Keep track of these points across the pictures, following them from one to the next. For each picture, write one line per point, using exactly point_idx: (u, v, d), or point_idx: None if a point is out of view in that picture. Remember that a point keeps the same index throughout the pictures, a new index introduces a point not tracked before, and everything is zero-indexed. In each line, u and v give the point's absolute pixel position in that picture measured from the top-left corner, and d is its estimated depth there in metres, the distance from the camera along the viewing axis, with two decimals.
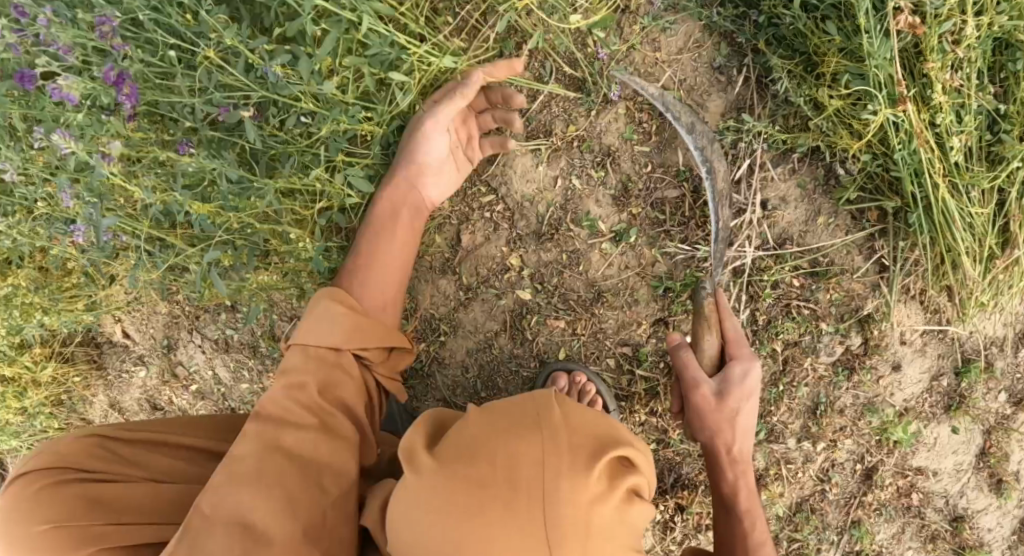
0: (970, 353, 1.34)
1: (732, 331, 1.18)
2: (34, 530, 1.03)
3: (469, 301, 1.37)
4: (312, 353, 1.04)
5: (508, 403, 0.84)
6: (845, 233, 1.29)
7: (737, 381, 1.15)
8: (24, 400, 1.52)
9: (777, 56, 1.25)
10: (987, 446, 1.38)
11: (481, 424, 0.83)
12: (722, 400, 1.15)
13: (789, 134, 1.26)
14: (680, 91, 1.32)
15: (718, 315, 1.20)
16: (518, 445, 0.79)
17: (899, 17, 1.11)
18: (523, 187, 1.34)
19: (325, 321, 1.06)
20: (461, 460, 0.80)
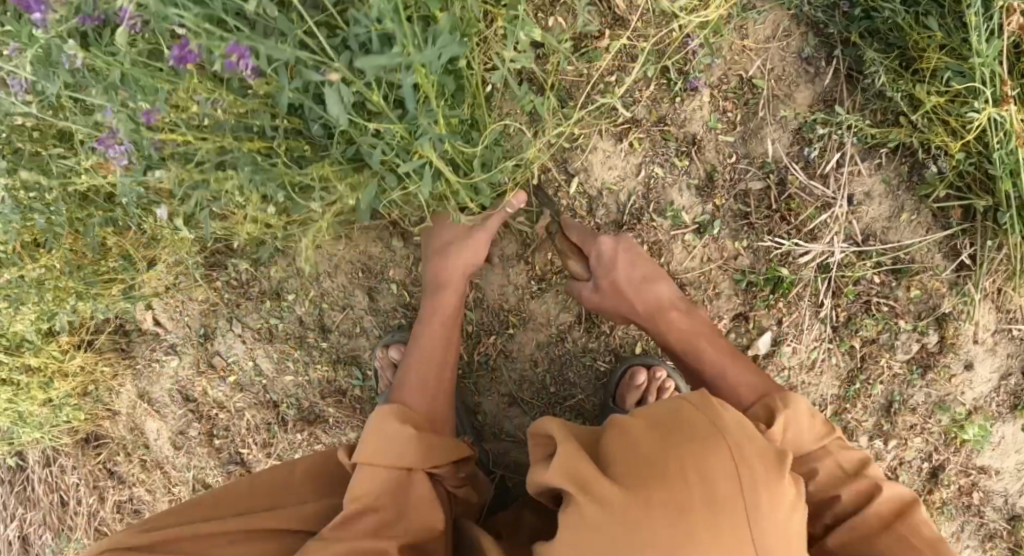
0: None
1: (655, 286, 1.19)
2: None
3: (541, 291, 1.32)
4: (381, 470, 1.05)
5: (675, 412, 0.85)
6: (926, 230, 1.28)
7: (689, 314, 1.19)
8: (50, 391, 1.47)
9: (872, 50, 1.22)
10: None
11: (649, 435, 0.82)
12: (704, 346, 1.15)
13: (880, 128, 1.24)
14: (768, 80, 1.28)
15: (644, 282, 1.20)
16: (698, 444, 0.81)
17: (1011, 18, 1.12)
18: (605, 174, 1.30)
19: (394, 443, 1.07)
20: (645, 475, 0.79)
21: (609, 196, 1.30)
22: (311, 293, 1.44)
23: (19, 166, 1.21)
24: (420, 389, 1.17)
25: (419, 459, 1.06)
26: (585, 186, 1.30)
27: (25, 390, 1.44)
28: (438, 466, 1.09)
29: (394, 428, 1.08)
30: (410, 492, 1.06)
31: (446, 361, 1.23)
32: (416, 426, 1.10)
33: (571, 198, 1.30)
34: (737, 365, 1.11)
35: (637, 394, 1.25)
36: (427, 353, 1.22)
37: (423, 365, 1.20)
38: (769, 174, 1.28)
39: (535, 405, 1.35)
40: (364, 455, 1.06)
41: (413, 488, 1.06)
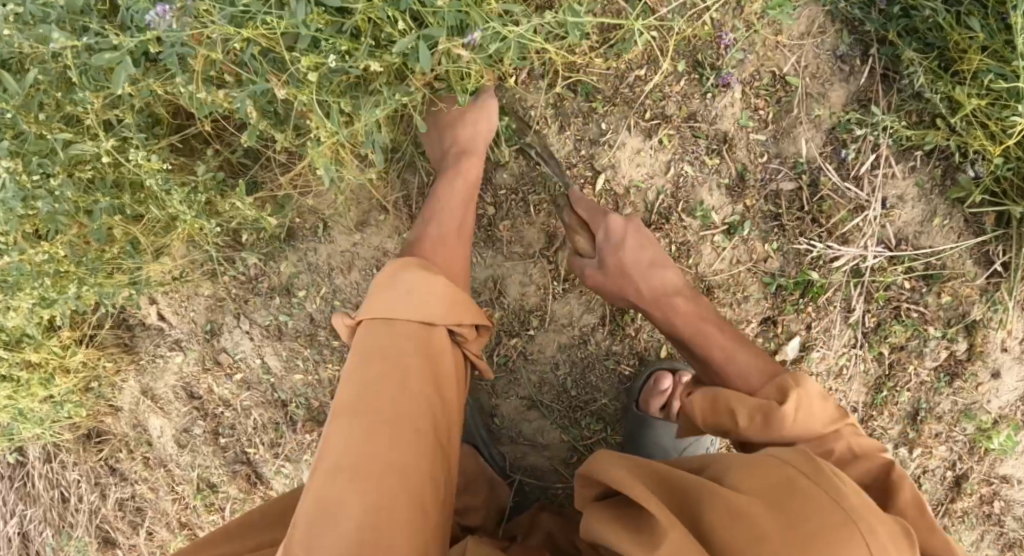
0: None
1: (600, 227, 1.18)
2: None
3: (565, 292, 1.28)
4: (399, 328, 0.95)
5: (778, 476, 0.77)
6: (959, 236, 1.26)
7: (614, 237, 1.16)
8: (51, 388, 1.40)
9: (911, 49, 1.19)
10: None
11: (764, 513, 0.74)
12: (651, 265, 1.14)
13: (916, 130, 1.21)
14: (803, 78, 1.25)
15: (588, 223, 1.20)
16: (824, 524, 0.72)
17: None
18: (633, 171, 1.26)
19: (409, 294, 0.96)
20: (758, 551, 0.71)
21: (636, 194, 1.26)
22: (324, 289, 1.39)
23: (22, 149, 1.14)
24: (440, 243, 1.11)
25: (420, 356, 0.93)
26: (612, 183, 1.26)
27: (25, 386, 1.38)
28: (459, 326, 0.98)
29: (408, 278, 0.97)
30: (428, 348, 0.94)
31: (443, 227, 1.14)
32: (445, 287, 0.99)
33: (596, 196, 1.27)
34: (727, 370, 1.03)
35: (663, 399, 1.22)
36: (430, 226, 1.14)
37: (444, 244, 1.11)
38: (802, 175, 1.25)
39: (555, 408, 1.31)
40: (378, 314, 0.95)
41: (429, 353, 0.94)
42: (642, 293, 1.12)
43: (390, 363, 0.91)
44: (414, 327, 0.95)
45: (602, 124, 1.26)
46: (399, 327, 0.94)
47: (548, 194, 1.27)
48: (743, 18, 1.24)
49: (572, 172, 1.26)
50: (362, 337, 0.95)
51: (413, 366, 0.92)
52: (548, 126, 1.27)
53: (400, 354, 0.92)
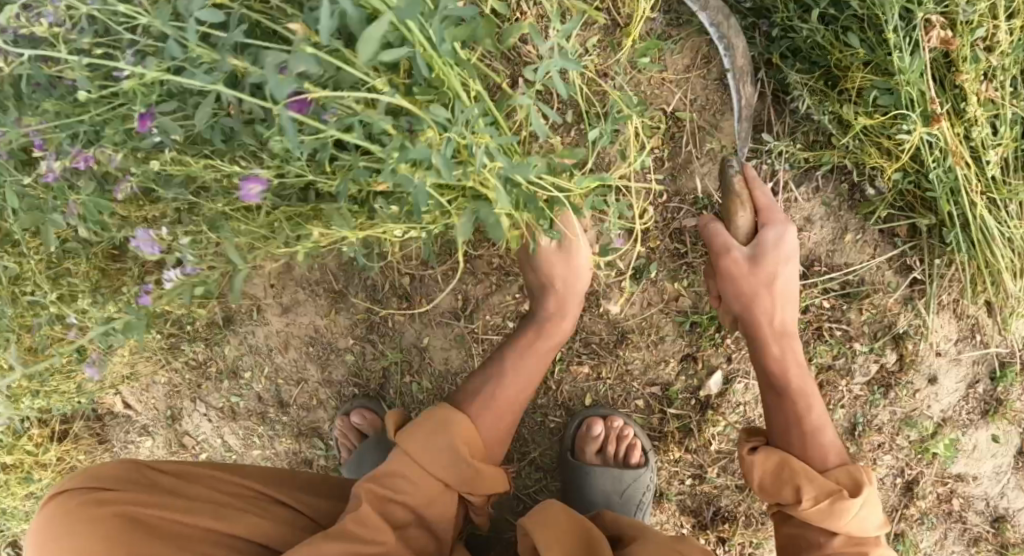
0: (1007, 357, 1.25)
1: (765, 200, 1.12)
2: (107, 510, 0.96)
3: (484, 352, 1.30)
4: (423, 472, 1.02)
5: None
6: (875, 250, 1.22)
7: (772, 246, 1.10)
8: (29, 485, 1.49)
9: (795, 71, 1.15)
10: None
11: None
12: (756, 266, 1.10)
13: (812, 152, 1.18)
14: (691, 113, 1.23)
15: (748, 187, 1.13)
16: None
17: (931, 32, 1.03)
18: (534, 228, 1.27)
19: (443, 453, 1.03)
20: None
21: None
22: (265, 368, 1.45)
23: None
24: (497, 394, 1.16)
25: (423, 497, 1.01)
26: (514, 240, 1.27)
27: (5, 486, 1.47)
28: (472, 495, 1.05)
29: (446, 438, 1.04)
30: (433, 503, 1.02)
31: (507, 363, 1.18)
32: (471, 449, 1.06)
33: (502, 255, 1.28)
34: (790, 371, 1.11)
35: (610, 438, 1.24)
36: (496, 390, 1.16)
37: (501, 411, 1.15)
38: (703, 211, 1.23)
39: None
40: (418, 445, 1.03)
41: (439, 501, 1.02)
42: (772, 314, 1.11)
43: (396, 510, 1.00)
44: (433, 483, 1.02)
45: None
46: (422, 476, 1.02)
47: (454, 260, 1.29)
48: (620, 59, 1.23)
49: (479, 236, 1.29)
50: (394, 466, 1.02)
51: (413, 507, 1.00)
52: None
53: (394, 508, 1.00)
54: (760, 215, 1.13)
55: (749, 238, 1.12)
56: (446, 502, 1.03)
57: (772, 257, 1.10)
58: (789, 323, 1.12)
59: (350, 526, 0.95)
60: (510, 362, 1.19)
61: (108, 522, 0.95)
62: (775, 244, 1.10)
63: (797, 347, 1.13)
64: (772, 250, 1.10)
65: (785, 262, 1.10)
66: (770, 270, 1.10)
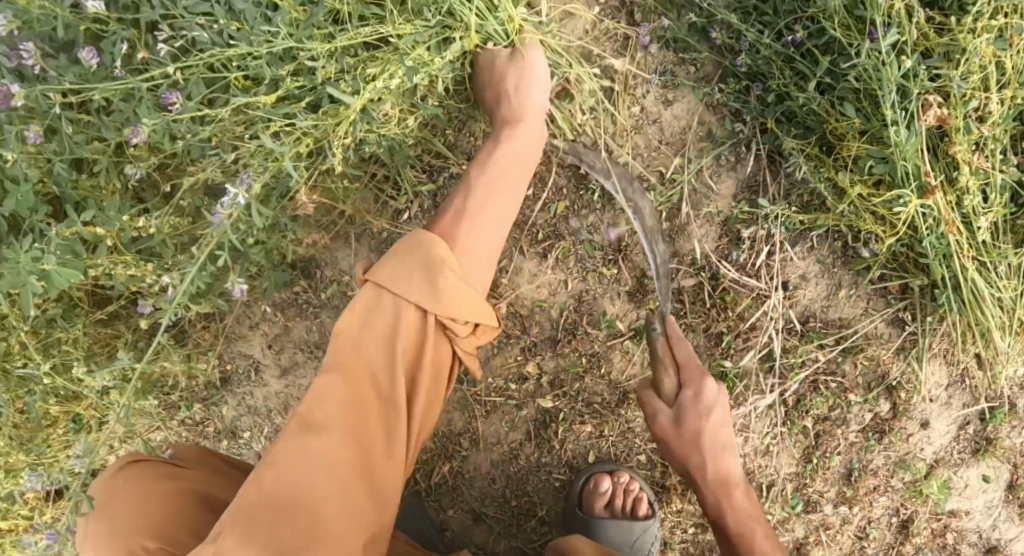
0: (994, 399, 1.24)
1: (684, 358, 1.16)
2: (160, 487, 1.05)
3: (487, 412, 1.31)
4: (369, 329, 0.97)
5: None
6: (868, 303, 1.24)
7: (699, 408, 1.12)
8: (22, 550, 1.44)
9: (791, 137, 1.18)
10: (1016, 479, 1.27)
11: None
12: (679, 426, 1.13)
13: (808, 216, 1.20)
14: (687, 175, 1.24)
15: (671, 350, 1.18)
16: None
17: (928, 111, 1.06)
18: (533, 291, 1.28)
19: (402, 281, 0.98)
20: None
21: (541, 313, 1.28)
22: (264, 428, 1.45)
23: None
24: (471, 222, 1.08)
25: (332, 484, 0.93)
26: (514, 304, 1.28)
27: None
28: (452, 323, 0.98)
29: (410, 263, 0.98)
30: (323, 465, 0.93)
31: (505, 205, 1.11)
32: (370, 384, 0.97)
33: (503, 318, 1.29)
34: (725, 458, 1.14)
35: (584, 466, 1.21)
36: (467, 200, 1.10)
37: (478, 218, 1.08)
38: (701, 271, 1.25)
39: (499, 520, 1.34)
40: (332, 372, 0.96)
41: (387, 439, 0.96)
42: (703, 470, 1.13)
43: (335, 436, 0.94)
44: (385, 344, 0.97)
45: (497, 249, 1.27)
46: (362, 348, 0.97)
47: None
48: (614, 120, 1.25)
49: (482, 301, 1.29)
50: (331, 390, 0.95)
51: (337, 454, 0.94)
52: None
53: (362, 450, 0.95)
54: (682, 371, 1.15)
55: (674, 400, 1.14)
56: (395, 372, 0.97)
57: (693, 417, 1.12)
58: (727, 472, 1.14)
59: (275, 473, 0.93)
60: (500, 171, 1.13)
61: (187, 498, 1.06)
62: (715, 425, 1.13)
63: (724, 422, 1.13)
64: (718, 414, 1.13)
65: (709, 412, 1.12)
66: (694, 428, 1.12)
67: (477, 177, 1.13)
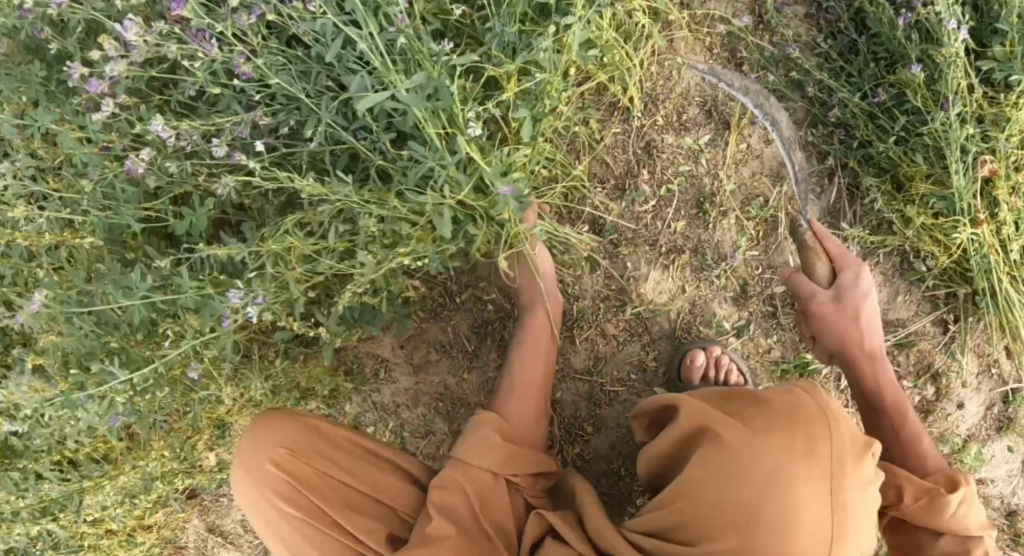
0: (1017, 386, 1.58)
1: (836, 249, 1.36)
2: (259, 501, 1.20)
3: (610, 401, 1.51)
4: (474, 469, 1.19)
5: None
6: (919, 307, 1.53)
7: (851, 287, 1.33)
8: (133, 544, 1.64)
9: (868, 175, 1.47)
10: None
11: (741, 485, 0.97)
12: (840, 302, 1.32)
13: (878, 237, 1.48)
14: (783, 203, 1.51)
15: (818, 239, 1.37)
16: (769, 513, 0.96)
17: (984, 164, 1.39)
18: (656, 296, 1.49)
19: (479, 446, 1.21)
20: None
21: (662, 314, 1.49)
22: (391, 423, 1.59)
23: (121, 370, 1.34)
24: (523, 398, 1.32)
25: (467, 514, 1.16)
26: (638, 306, 1.49)
27: (108, 549, 1.59)
28: (516, 475, 1.21)
29: (485, 435, 1.22)
30: (488, 492, 1.18)
31: (524, 351, 1.38)
32: (503, 442, 1.22)
33: (628, 320, 1.50)
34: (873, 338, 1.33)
35: (698, 373, 1.44)
36: (515, 378, 1.34)
37: (524, 392, 1.33)
38: None
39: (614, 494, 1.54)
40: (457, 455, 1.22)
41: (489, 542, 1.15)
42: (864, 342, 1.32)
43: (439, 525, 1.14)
44: (483, 475, 1.19)
45: (626, 261, 1.49)
46: (478, 470, 1.19)
47: (587, 325, 1.49)
48: (722, 151, 1.50)
49: (610, 305, 1.49)
50: (453, 501, 1.17)
51: (480, 475, 1.19)
52: (581, 267, 1.49)
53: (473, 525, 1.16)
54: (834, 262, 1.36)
55: (828, 282, 1.35)
56: (496, 494, 1.19)
57: (852, 297, 1.32)
58: (880, 346, 1.34)
59: (419, 541, 1.14)
60: (538, 326, 1.39)
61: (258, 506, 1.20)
62: (868, 315, 1.33)
63: (872, 306, 1.33)
64: (865, 309, 1.32)
65: (865, 297, 1.32)
66: (854, 307, 1.32)
67: (520, 350, 1.38)
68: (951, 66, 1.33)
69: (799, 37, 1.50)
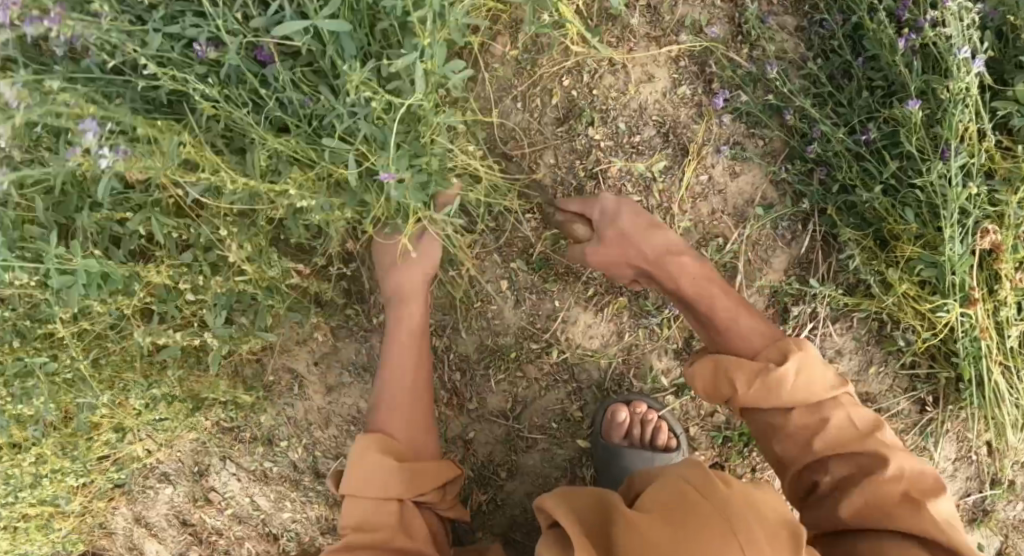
0: (998, 476, 1.38)
1: (575, 205, 1.23)
2: None
3: (528, 448, 1.37)
4: (366, 501, 1.12)
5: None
6: (894, 382, 1.33)
7: (605, 218, 1.18)
8: (49, 531, 1.48)
9: (848, 227, 1.24)
10: (1006, 547, 1.41)
11: (662, 522, 0.87)
12: (602, 235, 1.17)
13: (853, 300, 1.27)
14: (744, 248, 1.30)
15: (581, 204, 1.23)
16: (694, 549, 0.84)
17: (985, 236, 1.14)
18: (586, 341, 1.33)
19: (372, 476, 1.12)
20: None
21: (591, 361, 1.33)
22: (304, 439, 1.49)
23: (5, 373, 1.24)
24: (398, 377, 1.21)
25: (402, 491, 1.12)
26: (566, 351, 1.33)
27: (24, 532, 1.45)
28: (422, 495, 1.14)
29: (376, 460, 1.12)
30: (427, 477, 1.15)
31: (396, 357, 1.23)
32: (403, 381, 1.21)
33: (554, 364, 1.34)
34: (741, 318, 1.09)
35: (621, 431, 1.30)
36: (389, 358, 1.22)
37: (398, 376, 1.21)
38: None
39: (527, 544, 1.42)
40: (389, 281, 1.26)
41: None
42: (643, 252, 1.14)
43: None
44: (385, 502, 1.12)
45: (556, 300, 1.33)
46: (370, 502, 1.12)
47: (508, 364, 1.35)
48: (677, 181, 1.30)
49: (535, 345, 1.34)
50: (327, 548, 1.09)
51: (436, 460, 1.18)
52: (505, 301, 1.34)
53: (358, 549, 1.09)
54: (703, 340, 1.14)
55: (589, 232, 1.22)
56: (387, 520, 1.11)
57: (614, 241, 1.15)
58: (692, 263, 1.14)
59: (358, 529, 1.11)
60: (403, 328, 1.24)
61: None
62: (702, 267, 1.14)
63: (664, 237, 1.15)
64: (635, 212, 1.17)
65: (677, 252, 1.14)
66: (616, 220, 1.17)
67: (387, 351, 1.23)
68: (953, 105, 1.09)
69: (783, 53, 1.30)
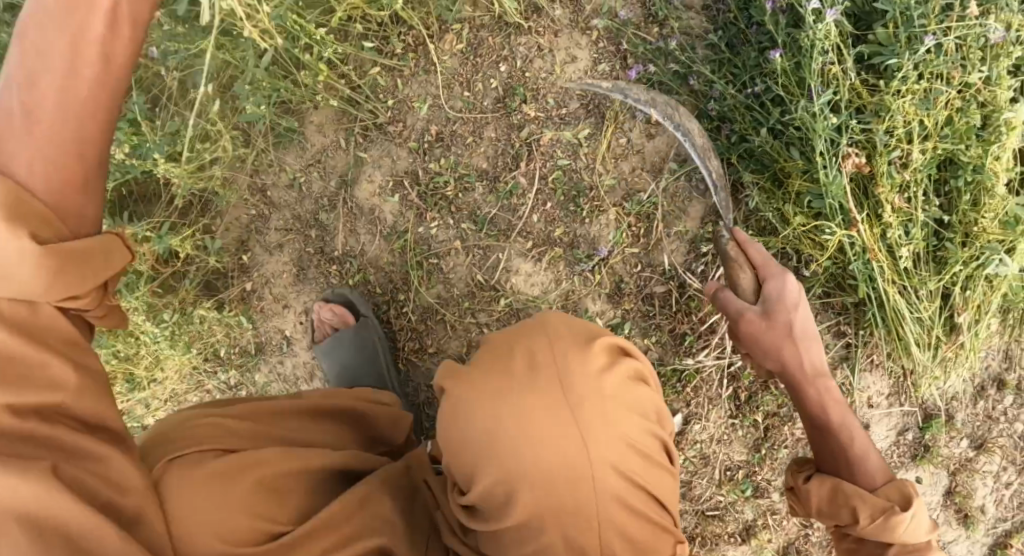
0: (931, 409, 1.50)
1: (760, 256, 1.20)
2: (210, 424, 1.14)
3: None
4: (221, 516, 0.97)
5: (567, 377, 1.05)
6: (814, 316, 1.47)
7: (776, 296, 1.17)
8: None
9: (748, 173, 1.40)
10: (952, 486, 1.52)
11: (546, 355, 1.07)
12: (769, 319, 1.16)
13: (761, 238, 1.42)
14: (662, 200, 1.47)
15: (739, 249, 1.24)
16: (573, 416, 1.03)
17: (850, 157, 1.26)
18: (528, 289, 1.50)
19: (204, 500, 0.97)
20: (556, 418, 1.02)
21: (532, 307, 1.50)
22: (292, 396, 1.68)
23: None
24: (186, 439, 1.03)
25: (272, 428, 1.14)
26: (511, 298, 1.50)
27: None
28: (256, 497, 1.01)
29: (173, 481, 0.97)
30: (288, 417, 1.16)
31: (85, 207, 0.90)
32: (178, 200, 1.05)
33: (498, 309, 1.51)
34: (795, 314, 1.16)
35: None
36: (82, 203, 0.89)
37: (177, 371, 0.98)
38: (670, 280, 1.48)
39: None
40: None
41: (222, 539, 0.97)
42: (802, 367, 1.16)
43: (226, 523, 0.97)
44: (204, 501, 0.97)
45: (498, 253, 1.51)
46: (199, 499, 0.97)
47: (461, 311, 1.53)
48: (594, 144, 1.49)
49: (484, 294, 1.52)
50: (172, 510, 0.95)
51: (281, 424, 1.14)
52: (457, 255, 1.53)
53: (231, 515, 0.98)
54: (760, 272, 1.21)
55: (754, 295, 1.20)
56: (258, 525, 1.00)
57: (781, 310, 1.16)
58: (820, 366, 1.18)
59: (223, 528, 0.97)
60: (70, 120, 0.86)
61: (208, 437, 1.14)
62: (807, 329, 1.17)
63: (806, 316, 1.17)
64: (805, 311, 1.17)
65: (795, 308, 1.16)
66: (787, 322, 1.15)
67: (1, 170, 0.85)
68: (812, 50, 1.23)
69: (689, 30, 1.49)
